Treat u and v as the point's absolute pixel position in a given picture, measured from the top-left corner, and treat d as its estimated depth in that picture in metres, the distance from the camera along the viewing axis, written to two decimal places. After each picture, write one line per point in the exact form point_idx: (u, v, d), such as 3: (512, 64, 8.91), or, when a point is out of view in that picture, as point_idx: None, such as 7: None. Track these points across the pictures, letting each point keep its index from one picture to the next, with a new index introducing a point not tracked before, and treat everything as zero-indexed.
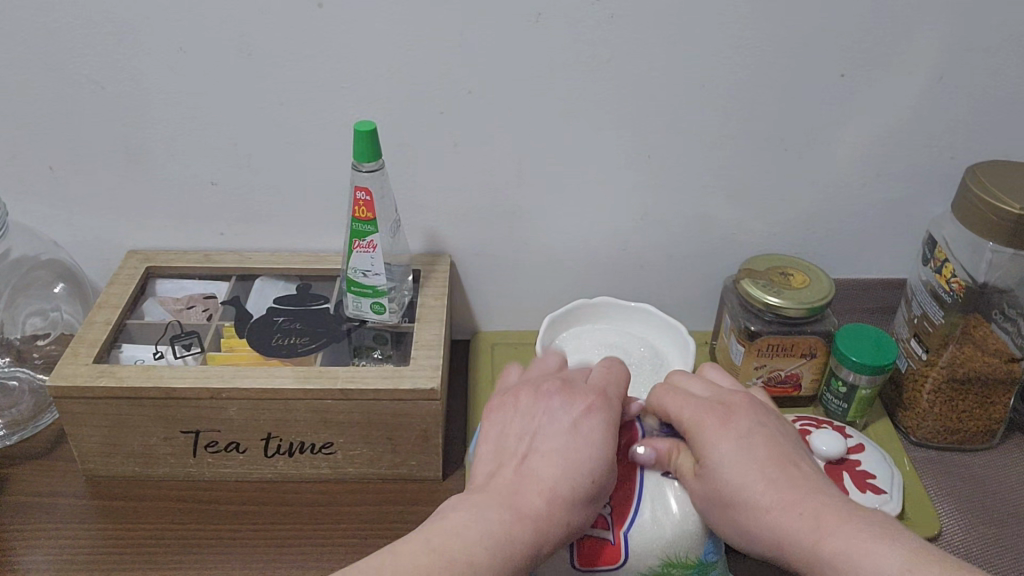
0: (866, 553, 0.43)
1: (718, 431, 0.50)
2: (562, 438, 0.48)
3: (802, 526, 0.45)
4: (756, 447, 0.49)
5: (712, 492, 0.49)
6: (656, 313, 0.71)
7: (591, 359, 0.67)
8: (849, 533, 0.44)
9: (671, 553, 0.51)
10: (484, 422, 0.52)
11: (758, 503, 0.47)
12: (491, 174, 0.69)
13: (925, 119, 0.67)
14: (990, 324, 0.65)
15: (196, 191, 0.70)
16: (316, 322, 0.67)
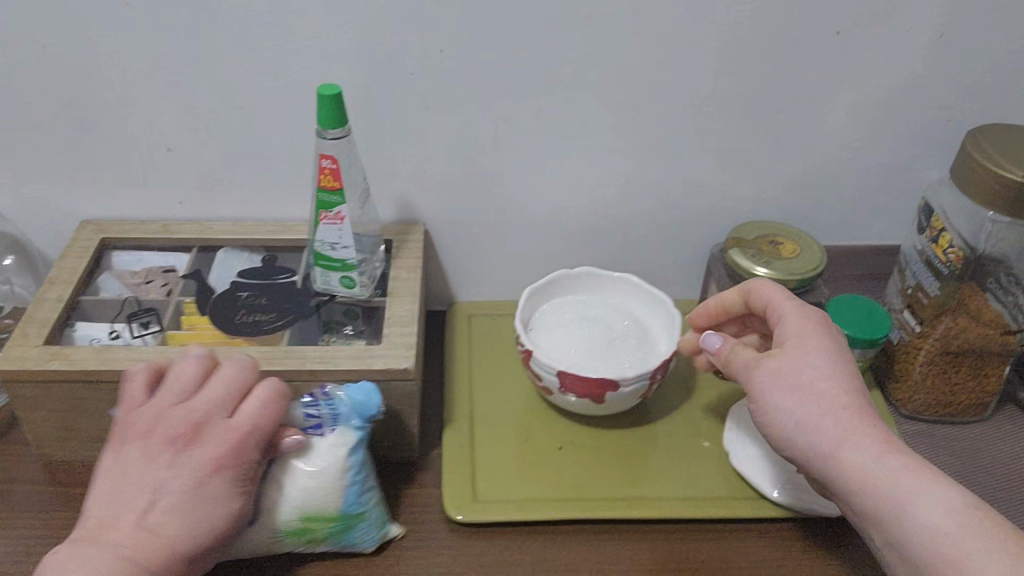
0: (915, 481, 0.42)
1: (819, 347, 0.48)
2: (184, 495, 0.48)
3: (866, 449, 0.44)
4: (835, 381, 0.46)
5: (773, 383, 0.47)
6: (638, 284, 0.68)
7: (572, 335, 0.64)
8: (905, 467, 0.43)
9: (310, 511, 0.53)
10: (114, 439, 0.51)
11: (824, 417, 0.45)
12: (465, 139, 0.65)
13: (923, 79, 0.64)
14: (985, 295, 0.62)
15: (152, 157, 0.66)
16: (282, 296, 0.64)
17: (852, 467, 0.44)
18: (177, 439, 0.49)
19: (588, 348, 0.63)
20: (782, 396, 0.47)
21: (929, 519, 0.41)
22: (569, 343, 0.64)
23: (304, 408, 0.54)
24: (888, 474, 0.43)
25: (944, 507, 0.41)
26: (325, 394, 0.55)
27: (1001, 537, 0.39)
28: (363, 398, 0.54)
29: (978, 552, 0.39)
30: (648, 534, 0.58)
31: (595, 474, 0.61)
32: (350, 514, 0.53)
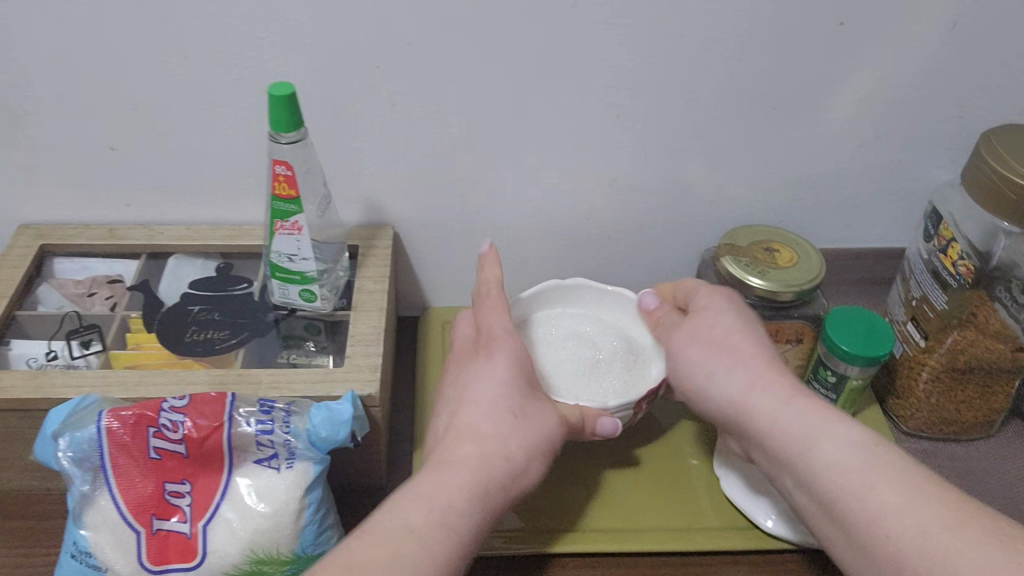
0: (821, 426, 0.45)
1: (727, 305, 0.55)
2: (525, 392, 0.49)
3: (762, 397, 0.48)
4: (751, 328, 0.53)
5: (697, 335, 0.53)
6: (630, 299, 0.63)
7: (560, 355, 0.59)
8: (818, 418, 0.45)
9: (256, 552, 0.48)
10: (450, 370, 0.53)
11: (725, 363, 0.51)
12: (436, 136, 0.60)
13: (933, 74, 0.59)
14: (994, 306, 0.57)
15: (93, 156, 0.60)
16: (236, 311, 0.59)
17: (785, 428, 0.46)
18: (490, 349, 0.51)
19: (578, 370, 0.58)
20: (699, 353, 0.52)
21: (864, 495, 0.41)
22: (557, 363, 0.59)
23: (258, 431, 0.49)
24: (815, 432, 0.45)
25: (853, 444, 0.43)
26: (286, 420, 0.49)
27: (941, 505, 0.39)
28: (328, 432, 0.48)
29: (876, 491, 0.41)
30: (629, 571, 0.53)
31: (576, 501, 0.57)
32: (305, 556, 0.50)
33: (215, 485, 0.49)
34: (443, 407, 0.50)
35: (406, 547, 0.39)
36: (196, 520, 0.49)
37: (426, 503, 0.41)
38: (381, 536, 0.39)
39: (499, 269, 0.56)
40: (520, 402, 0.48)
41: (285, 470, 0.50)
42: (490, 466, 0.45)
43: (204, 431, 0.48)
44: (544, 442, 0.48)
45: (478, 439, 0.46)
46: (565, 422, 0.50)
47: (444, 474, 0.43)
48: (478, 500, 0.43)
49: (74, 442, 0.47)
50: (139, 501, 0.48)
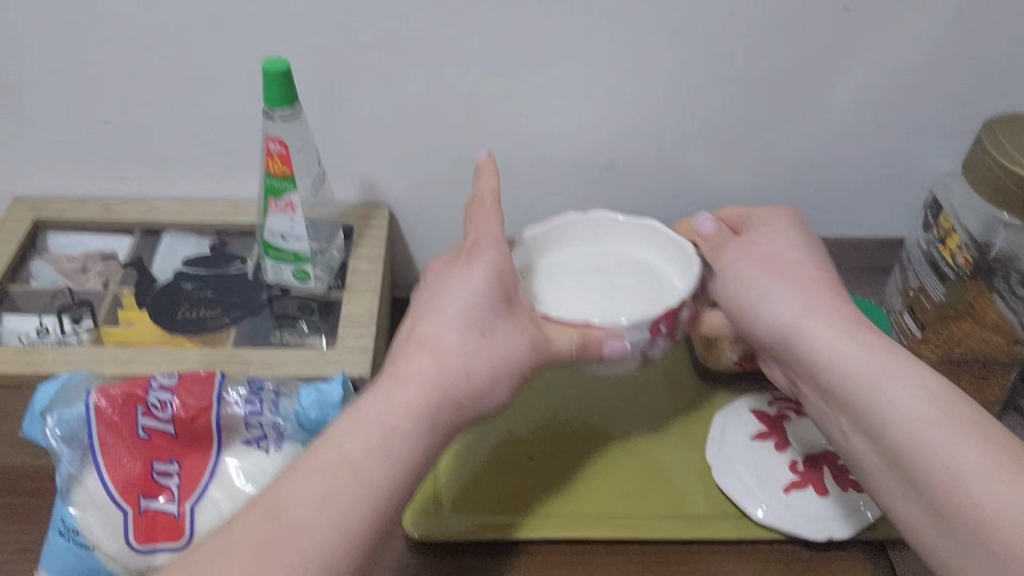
0: (854, 350, 0.43)
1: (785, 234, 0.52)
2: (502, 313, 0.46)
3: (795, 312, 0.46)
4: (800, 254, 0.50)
5: (751, 260, 0.51)
6: (654, 227, 0.57)
7: (581, 289, 0.54)
8: (879, 359, 0.42)
9: None
10: (428, 270, 0.50)
11: (781, 287, 0.48)
12: (434, 116, 0.59)
13: (937, 61, 0.58)
14: (992, 297, 0.57)
15: (88, 130, 0.60)
16: (229, 289, 0.59)
17: (833, 361, 0.43)
18: (471, 255, 0.47)
19: (597, 302, 0.53)
20: (750, 271, 0.50)
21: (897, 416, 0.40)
22: (576, 297, 0.53)
23: (247, 413, 0.49)
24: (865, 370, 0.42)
25: (913, 386, 0.40)
26: (276, 402, 0.50)
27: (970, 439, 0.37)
28: (317, 414, 0.49)
29: (953, 439, 0.37)
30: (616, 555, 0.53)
31: (563, 490, 0.57)
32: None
33: (203, 465, 0.50)
34: (412, 315, 0.47)
35: (345, 475, 0.38)
36: (184, 500, 0.49)
37: (368, 429, 0.39)
38: (313, 471, 0.38)
39: (497, 179, 0.48)
40: (487, 321, 0.45)
41: (273, 451, 0.50)
42: (450, 381, 0.43)
43: (192, 411, 0.48)
44: (506, 365, 0.45)
45: (441, 354, 0.43)
46: (541, 347, 0.48)
47: (394, 387, 0.41)
48: (429, 419, 0.41)
49: (63, 419, 0.48)
50: (126, 480, 0.48)
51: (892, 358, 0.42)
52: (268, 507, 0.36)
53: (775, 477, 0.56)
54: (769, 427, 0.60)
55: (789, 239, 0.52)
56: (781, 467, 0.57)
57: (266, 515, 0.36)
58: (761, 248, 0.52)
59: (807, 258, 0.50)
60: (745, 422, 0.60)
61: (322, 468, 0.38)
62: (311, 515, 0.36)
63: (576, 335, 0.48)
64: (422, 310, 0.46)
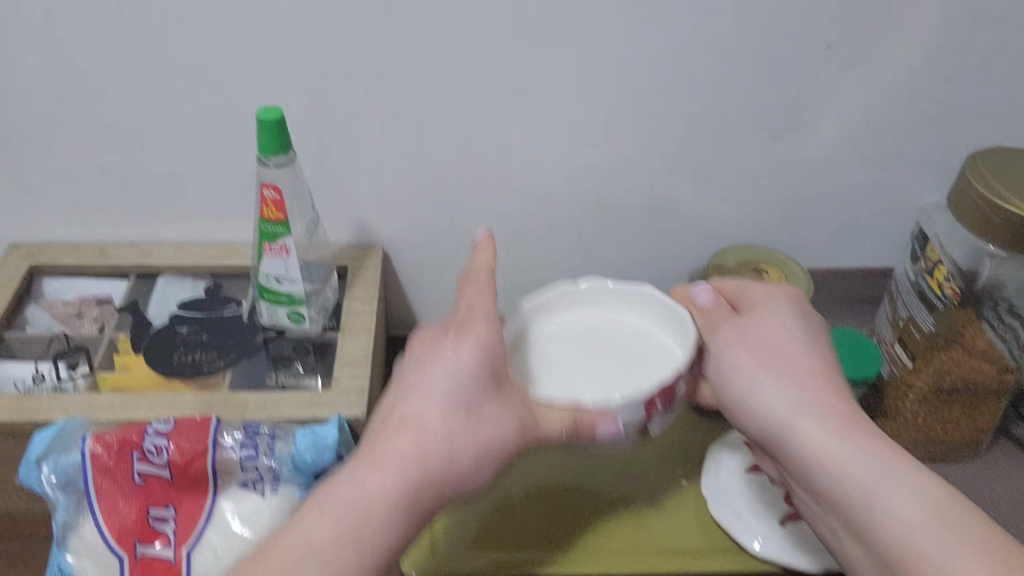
0: (841, 441, 0.42)
1: (771, 309, 0.50)
2: (490, 395, 0.44)
3: (780, 399, 0.45)
4: (784, 333, 0.48)
5: (731, 338, 0.49)
6: (649, 295, 0.54)
7: (568, 357, 0.51)
8: (874, 463, 0.40)
9: None
10: (414, 339, 0.47)
11: (760, 376, 0.46)
12: (427, 157, 0.60)
13: (918, 97, 0.59)
14: (980, 323, 0.59)
15: (84, 177, 0.60)
16: (224, 332, 0.59)
17: (826, 466, 0.41)
18: (460, 328, 0.45)
19: (586, 369, 0.50)
20: (731, 351, 0.48)
21: (893, 520, 0.38)
22: (563, 364, 0.51)
23: (243, 457, 0.49)
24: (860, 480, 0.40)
25: (910, 493, 0.38)
26: (271, 445, 0.50)
27: (966, 544, 0.36)
28: (313, 457, 0.49)
29: (948, 549, 0.36)
30: None
31: (560, 527, 0.57)
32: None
33: (199, 508, 0.50)
34: (393, 390, 0.45)
35: (304, 572, 0.37)
36: (180, 546, 0.49)
37: (333, 515, 0.38)
38: (276, 561, 0.37)
39: (492, 255, 0.47)
40: (478, 400, 0.43)
41: (271, 494, 0.50)
42: (429, 468, 0.41)
43: (187, 456, 0.48)
44: (492, 448, 0.43)
45: (424, 437, 0.41)
46: (529, 429, 0.45)
47: (366, 476, 0.40)
48: (404, 510, 0.40)
49: (58, 466, 0.48)
50: (121, 526, 0.49)
51: (890, 463, 0.40)
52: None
53: (771, 510, 0.57)
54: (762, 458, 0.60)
55: (785, 320, 0.49)
56: (775, 499, 0.57)
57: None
58: (756, 329, 0.49)
59: (802, 350, 0.47)
60: (736, 456, 0.61)
61: (280, 571, 0.37)
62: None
63: (566, 418, 0.45)
64: (404, 389, 0.44)
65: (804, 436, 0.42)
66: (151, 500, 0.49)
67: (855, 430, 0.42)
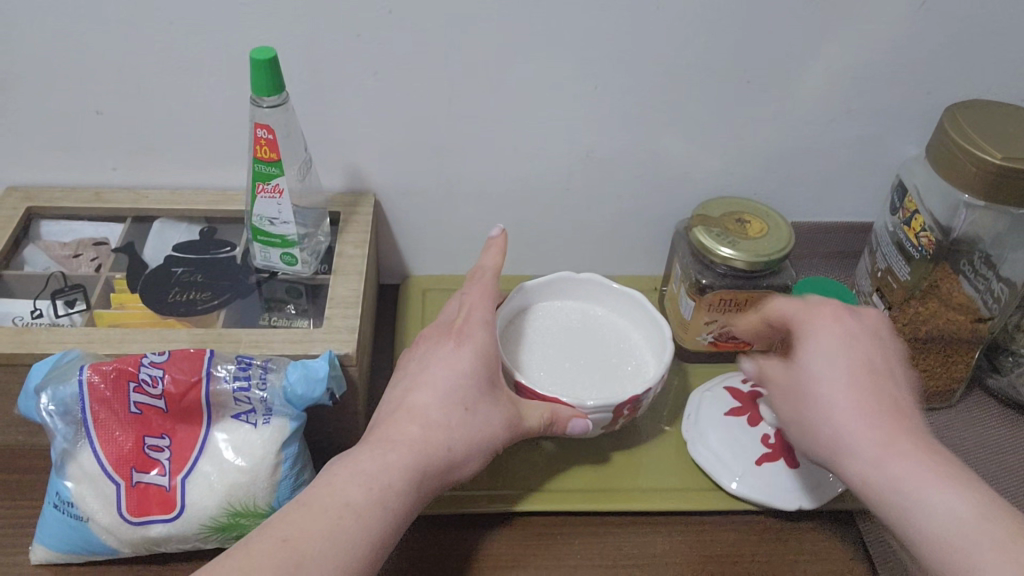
0: (906, 464, 0.40)
1: (825, 322, 0.46)
2: (486, 397, 0.50)
3: (851, 421, 0.42)
4: (858, 350, 0.45)
5: (799, 371, 0.46)
6: (641, 302, 0.62)
7: (559, 356, 0.59)
8: (917, 455, 0.40)
9: (235, 506, 0.50)
10: (416, 346, 0.55)
11: (827, 397, 0.44)
12: (418, 106, 0.61)
13: (902, 50, 0.60)
14: (958, 279, 0.59)
15: (80, 120, 0.61)
16: (219, 273, 0.61)
17: (866, 446, 0.42)
18: (460, 336, 0.52)
19: (571, 362, 0.59)
20: (789, 367, 0.46)
21: (948, 514, 0.38)
22: (549, 361, 0.59)
23: (236, 388, 0.51)
24: (900, 469, 0.40)
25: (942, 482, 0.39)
26: (263, 377, 0.51)
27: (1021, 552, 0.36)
28: (304, 389, 0.50)
29: (986, 553, 0.36)
30: (600, 529, 0.56)
31: (546, 467, 0.59)
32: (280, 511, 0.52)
33: (193, 438, 0.51)
34: (395, 389, 0.52)
35: (343, 523, 0.41)
36: (175, 473, 0.50)
37: (363, 479, 0.44)
38: (319, 512, 0.42)
39: (499, 257, 0.57)
40: (475, 397, 0.50)
41: (261, 426, 0.51)
42: (429, 453, 0.47)
43: (182, 386, 0.50)
44: (484, 440, 0.50)
45: (425, 425, 0.48)
46: (515, 424, 0.51)
47: (387, 449, 0.46)
48: (414, 481, 0.46)
49: (56, 395, 0.49)
50: (118, 454, 0.50)
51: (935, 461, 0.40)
52: (281, 537, 0.40)
53: (745, 452, 0.59)
54: (744, 404, 0.62)
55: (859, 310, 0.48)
56: (751, 441, 0.59)
57: (276, 540, 0.40)
58: (832, 307, 0.47)
59: (858, 376, 0.44)
60: (717, 402, 0.62)
61: (292, 528, 0.40)
62: (319, 547, 0.40)
63: (546, 414, 0.52)
64: (408, 386, 0.50)
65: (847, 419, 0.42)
66: (149, 429, 0.51)
67: (901, 421, 0.42)
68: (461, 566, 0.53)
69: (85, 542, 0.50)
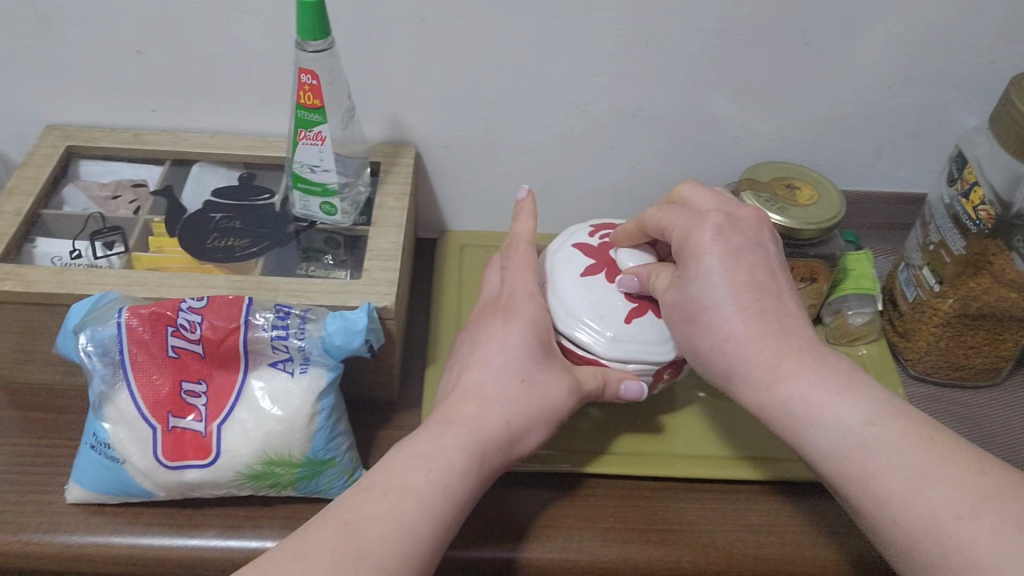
0: (793, 375, 0.45)
1: (708, 238, 0.49)
2: (546, 370, 0.50)
3: (723, 293, 0.47)
4: (731, 241, 0.49)
5: (684, 299, 0.49)
6: None
7: None
8: (821, 380, 0.44)
9: (270, 454, 0.50)
10: (471, 322, 0.54)
11: (710, 262, 0.48)
12: (463, 57, 0.60)
13: (969, 15, 0.58)
14: (1010, 253, 0.57)
15: (121, 60, 0.60)
16: (256, 221, 0.60)
17: (760, 369, 0.46)
18: (509, 314, 0.52)
19: None
20: (686, 283, 0.49)
21: (837, 424, 0.42)
22: None
23: (274, 336, 0.50)
24: (881, 436, 0.41)
25: (948, 481, 0.38)
26: (302, 327, 0.50)
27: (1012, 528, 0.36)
28: (342, 340, 0.50)
29: (943, 517, 0.37)
30: (635, 493, 0.56)
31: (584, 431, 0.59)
32: (316, 460, 0.51)
33: (230, 384, 0.51)
34: (452, 371, 0.51)
35: (403, 505, 0.41)
36: (211, 420, 0.50)
37: (421, 463, 0.44)
38: (378, 495, 0.42)
39: (532, 223, 0.57)
40: (530, 368, 0.49)
41: (299, 375, 0.51)
42: (487, 429, 0.47)
43: (220, 332, 0.50)
44: (549, 408, 0.49)
45: (481, 403, 0.48)
46: (576, 391, 0.50)
47: (444, 433, 0.46)
48: (475, 460, 0.45)
49: (95, 336, 0.49)
50: (154, 398, 0.50)
51: (832, 375, 0.44)
52: (339, 522, 0.40)
53: (612, 308, 0.53)
54: (598, 260, 0.55)
55: (719, 197, 0.53)
56: (617, 296, 0.53)
57: (335, 524, 0.40)
58: (715, 218, 0.50)
59: (738, 273, 0.48)
60: (571, 259, 0.55)
61: (348, 515, 0.40)
62: (379, 531, 0.40)
63: (598, 374, 0.51)
64: (462, 369, 0.50)
65: (727, 329, 0.47)
66: (186, 375, 0.51)
67: (793, 342, 0.46)
68: (500, 524, 0.53)
69: (122, 484, 0.50)
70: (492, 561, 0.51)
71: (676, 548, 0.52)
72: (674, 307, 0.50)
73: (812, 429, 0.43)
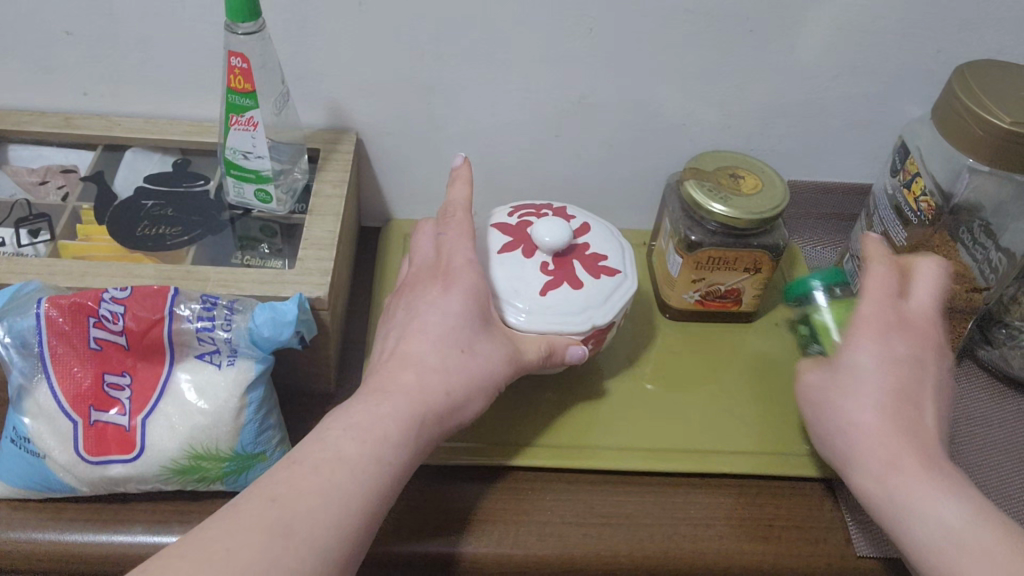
0: (906, 481, 0.43)
1: (903, 345, 0.47)
2: (486, 342, 0.49)
3: (869, 381, 0.46)
4: (898, 346, 0.47)
5: (826, 396, 0.48)
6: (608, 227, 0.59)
7: None
8: (934, 485, 0.42)
9: (197, 448, 0.49)
10: (400, 290, 0.52)
11: (855, 349, 0.47)
12: (403, 42, 0.58)
13: (913, 5, 0.57)
14: (955, 245, 0.58)
15: (49, 42, 0.58)
16: (190, 208, 0.59)
17: (875, 457, 0.44)
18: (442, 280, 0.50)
19: None
20: (847, 389, 0.47)
21: (938, 523, 0.41)
22: None
23: (199, 328, 0.49)
24: (983, 535, 0.40)
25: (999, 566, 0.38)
26: (228, 318, 0.49)
27: None
28: (271, 332, 0.48)
29: None
30: (575, 484, 0.55)
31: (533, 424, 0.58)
32: (245, 454, 0.50)
33: (156, 377, 0.50)
34: (386, 338, 0.50)
35: (336, 479, 0.40)
36: (136, 414, 0.49)
37: (356, 433, 0.42)
38: (308, 468, 0.40)
39: (468, 190, 0.55)
40: (470, 336, 0.48)
41: (227, 367, 0.50)
42: (425, 397, 0.45)
43: (144, 324, 0.48)
44: (486, 376, 0.48)
45: (420, 370, 0.46)
46: (515, 360, 0.50)
47: (380, 403, 0.44)
48: (411, 431, 0.44)
49: (13, 328, 0.48)
50: (76, 392, 0.48)
51: (940, 481, 0.43)
52: (270, 495, 0.38)
53: (527, 283, 0.53)
54: (515, 237, 0.55)
55: (933, 289, 0.49)
56: (531, 270, 0.53)
57: (262, 498, 0.38)
58: (889, 319, 0.48)
59: (899, 371, 0.46)
60: (488, 238, 0.55)
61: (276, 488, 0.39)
62: (310, 504, 0.38)
63: (543, 345, 0.51)
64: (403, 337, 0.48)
65: (860, 417, 0.45)
66: (109, 368, 0.49)
67: (926, 446, 0.44)
68: (440, 518, 0.52)
69: (43, 480, 0.49)
70: (429, 557, 0.50)
71: (614, 542, 0.52)
72: (824, 404, 0.48)
73: (912, 520, 0.42)
